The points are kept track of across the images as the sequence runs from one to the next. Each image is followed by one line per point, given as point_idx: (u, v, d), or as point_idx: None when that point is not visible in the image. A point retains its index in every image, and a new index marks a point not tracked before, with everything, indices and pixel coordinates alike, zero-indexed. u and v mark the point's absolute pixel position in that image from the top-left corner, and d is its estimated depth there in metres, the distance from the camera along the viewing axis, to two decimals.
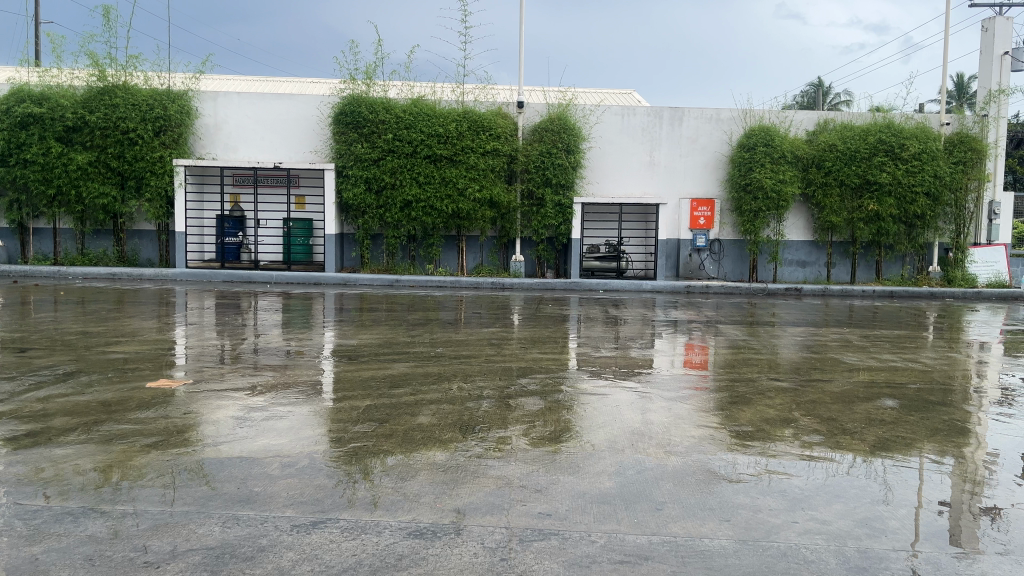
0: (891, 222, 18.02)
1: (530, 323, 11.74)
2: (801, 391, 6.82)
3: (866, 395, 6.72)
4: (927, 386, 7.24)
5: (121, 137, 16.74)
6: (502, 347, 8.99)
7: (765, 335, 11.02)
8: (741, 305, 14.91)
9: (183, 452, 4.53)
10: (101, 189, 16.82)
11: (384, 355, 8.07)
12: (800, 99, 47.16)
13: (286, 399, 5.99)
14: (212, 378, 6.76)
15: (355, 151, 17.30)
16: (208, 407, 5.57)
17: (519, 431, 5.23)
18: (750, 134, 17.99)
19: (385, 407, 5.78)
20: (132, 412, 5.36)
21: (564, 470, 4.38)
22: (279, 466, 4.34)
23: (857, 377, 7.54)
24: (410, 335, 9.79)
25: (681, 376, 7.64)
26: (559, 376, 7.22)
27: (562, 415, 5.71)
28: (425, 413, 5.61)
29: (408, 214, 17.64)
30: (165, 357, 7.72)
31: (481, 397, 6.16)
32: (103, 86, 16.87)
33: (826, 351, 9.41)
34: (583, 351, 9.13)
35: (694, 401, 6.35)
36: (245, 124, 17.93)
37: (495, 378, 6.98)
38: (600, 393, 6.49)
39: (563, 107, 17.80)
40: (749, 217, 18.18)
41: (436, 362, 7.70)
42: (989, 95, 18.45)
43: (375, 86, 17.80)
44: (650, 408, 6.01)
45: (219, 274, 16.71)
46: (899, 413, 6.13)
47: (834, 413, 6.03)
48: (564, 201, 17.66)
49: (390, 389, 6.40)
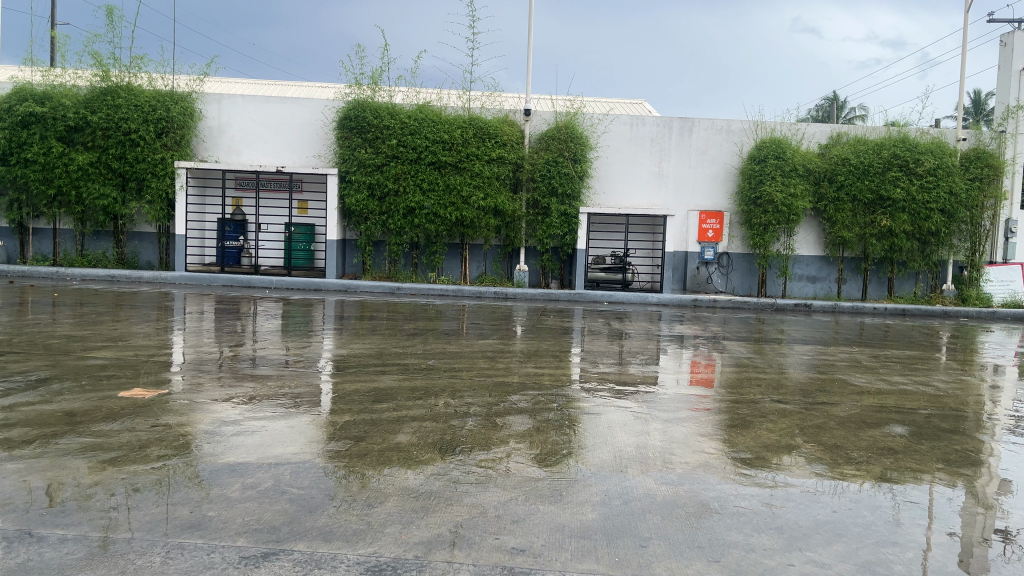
0: (904, 238, 17.61)
1: (531, 335, 11.45)
2: (806, 414, 6.49)
3: (874, 420, 6.39)
4: (939, 412, 6.89)
5: (122, 138, 16.59)
6: (497, 360, 8.71)
7: (771, 352, 10.67)
8: (749, 320, 14.58)
9: (141, 470, 4.27)
10: (101, 189, 16.67)
11: (372, 367, 7.79)
12: (814, 112, 46.95)
13: (262, 412, 5.71)
14: (188, 386, 6.50)
15: (359, 157, 17.08)
16: (178, 420, 5.31)
17: (503, 453, 4.93)
18: (761, 146, 17.68)
19: (364, 423, 5.50)
20: (97, 424, 5.12)
21: (545, 499, 4.08)
22: (240, 487, 4.06)
23: (865, 401, 7.20)
24: (404, 345, 9.51)
25: (681, 395, 7.33)
26: (551, 392, 6.92)
27: (550, 436, 5.41)
28: (405, 431, 5.32)
29: (411, 222, 17.39)
30: (146, 362, 7.48)
31: (467, 414, 5.86)
32: (106, 86, 16.70)
33: (834, 371, 9.07)
34: (581, 366, 8.82)
35: (692, 423, 6.03)
36: (249, 127, 17.76)
37: (485, 393, 6.68)
38: (593, 412, 6.19)
39: (571, 115, 17.53)
40: (759, 230, 17.85)
41: (425, 375, 7.41)
42: (1007, 111, 18.06)
43: (381, 91, 17.61)
44: (644, 431, 5.69)
45: (219, 278, 16.51)
46: (908, 441, 5.80)
47: (839, 440, 5.71)
48: (570, 211, 17.40)
49: (372, 403, 6.12)
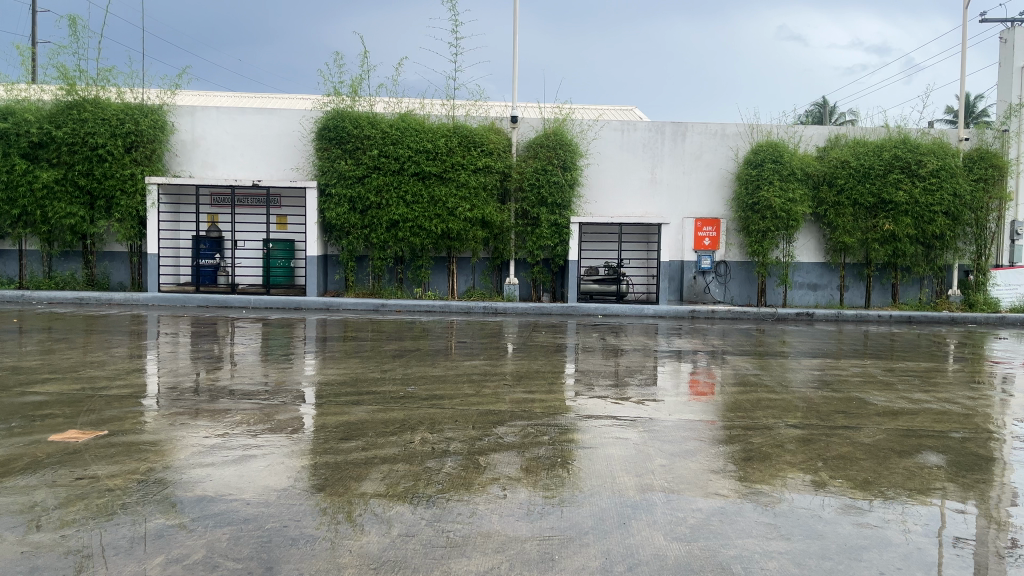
0: (908, 243, 17.00)
1: (521, 353, 10.75)
2: (828, 442, 5.81)
3: (905, 449, 5.69)
4: (973, 435, 6.21)
5: (89, 154, 15.86)
6: (483, 384, 7.98)
7: (777, 368, 9.99)
8: (749, 332, 13.93)
9: (46, 541, 3.55)
10: (68, 208, 15.93)
11: (345, 396, 7.05)
12: (805, 119, 46.82)
13: (210, 456, 4.98)
14: (132, 425, 5.77)
15: (339, 168, 16.40)
16: (109, 471, 4.58)
17: (485, 503, 4.21)
18: (757, 150, 17.07)
19: (327, 468, 4.78)
20: (10, 479, 4.39)
21: (532, 568, 3.38)
22: (164, 562, 3.35)
23: (888, 424, 6.52)
24: (382, 369, 8.77)
25: (687, 421, 6.61)
26: (542, 422, 6.21)
27: (540, 478, 4.70)
28: (372, 478, 4.60)
29: (395, 235, 16.69)
30: (92, 397, 6.74)
31: (446, 453, 5.15)
32: (72, 101, 15.96)
33: (848, 388, 8.40)
34: (575, 389, 8.11)
35: (702, 457, 5.32)
36: (224, 140, 17.09)
37: (466, 426, 5.96)
38: (589, 446, 5.48)
39: (559, 122, 16.95)
40: (757, 237, 17.20)
41: (402, 405, 6.67)
42: (1010, 110, 17.54)
43: (361, 100, 16.95)
44: (648, 468, 5.01)
45: (194, 298, 15.77)
46: (949, 474, 5.11)
47: (870, 474, 5.03)
48: (561, 220, 16.73)
49: (338, 442, 5.40)
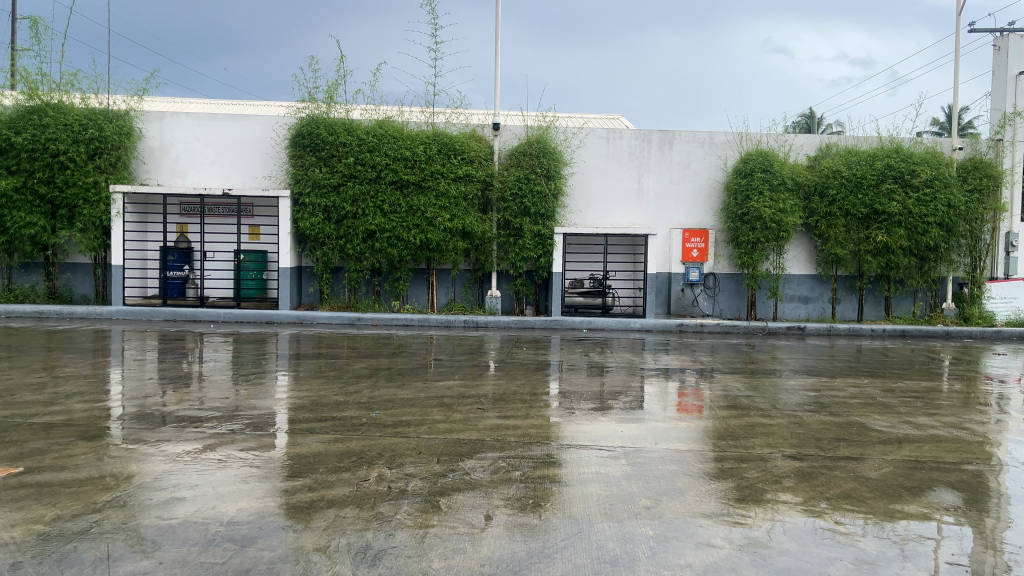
0: (901, 255, 16.54)
1: (500, 372, 10.16)
2: (831, 477, 5.25)
3: (914, 485, 5.13)
4: (987, 466, 5.66)
5: (51, 161, 15.22)
6: (454, 408, 7.38)
7: (769, 388, 9.45)
8: (738, 347, 13.42)
9: None
10: (27, 217, 15.25)
11: (300, 424, 6.43)
12: (791, 128, 46.79)
13: (132, 499, 4.36)
14: (53, 459, 5.13)
15: (313, 177, 15.83)
16: (7, 521, 3.95)
17: (441, 561, 3.61)
18: (747, 159, 16.61)
19: (263, 514, 4.17)
20: None
21: None
22: None
23: (895, 454, 5.96)
24: (348, 392, 8.15)
25: (675, 450, 6.03)
26: (515, 454, 5.62)
27: (506, 526, 4.10)
28: (315, 527, 3.99)
29: (372, 246, 16.09)
30: (18, 426, 6.09)
31: (403, 494, 4.55)
32: (33, 105, 15.35)
33: (847, 412, 7.85)
34: (554, 412, 7.53)
35: (691, 497, 4.75)
36: (194, 147, 16.50)
37: (430, 459, 5.35)
38: (565, 484, 4.90)
39: (543, 129, 16.45)
40: (746, 248, 16.72)
41: (361, 435, 6.06)
42: (1004, 118, 17.17)
43: (336, 106, 16.35)
44: (630, 511, 4.43)
45: (161, 312, 15.12)
46: (966, 515, 4.57)
47: (880, 517, 4.47)
48: (544, 231, 16.22)
49: (283, 480, 4.79)
